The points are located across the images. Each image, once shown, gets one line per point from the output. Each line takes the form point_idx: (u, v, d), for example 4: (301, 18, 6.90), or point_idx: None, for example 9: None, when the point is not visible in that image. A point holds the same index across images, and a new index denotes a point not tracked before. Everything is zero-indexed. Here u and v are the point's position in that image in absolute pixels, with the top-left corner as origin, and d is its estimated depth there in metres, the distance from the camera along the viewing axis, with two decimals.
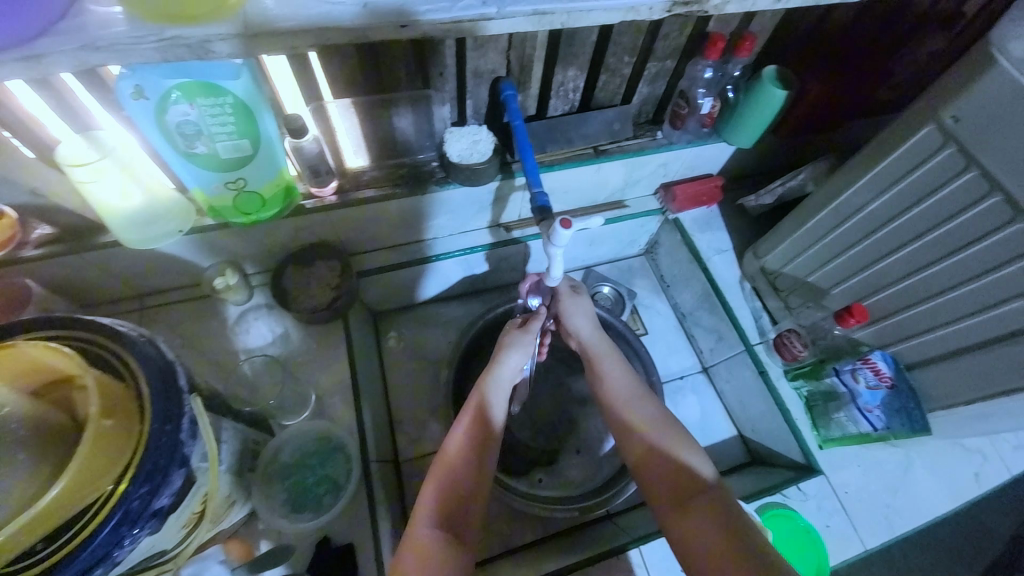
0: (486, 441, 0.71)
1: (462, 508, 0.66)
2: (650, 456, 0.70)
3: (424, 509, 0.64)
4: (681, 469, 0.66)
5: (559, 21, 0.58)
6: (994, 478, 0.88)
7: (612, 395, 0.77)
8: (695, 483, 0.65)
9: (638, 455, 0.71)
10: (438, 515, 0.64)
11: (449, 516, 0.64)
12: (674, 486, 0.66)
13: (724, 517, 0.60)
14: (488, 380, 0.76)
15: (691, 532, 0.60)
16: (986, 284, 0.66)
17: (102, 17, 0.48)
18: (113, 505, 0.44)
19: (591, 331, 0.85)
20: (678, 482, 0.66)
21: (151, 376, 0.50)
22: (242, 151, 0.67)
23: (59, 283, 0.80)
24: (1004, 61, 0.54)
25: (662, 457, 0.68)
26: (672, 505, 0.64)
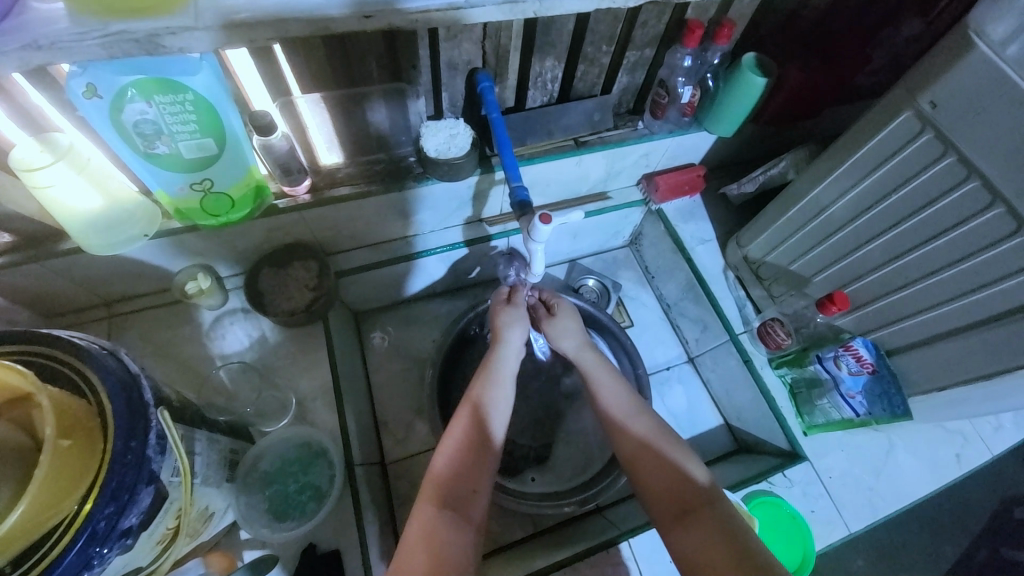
0: (488, 422, 0.70)
1: (466, 487, 0.64)
2: (648, 461, 0.66)
3: (425, 492, 0.63)
4: (681, 476, 0.63)
5: (531, 9, 0.56)
6: (974, 460, 0.90)
7: (602, 393, 0.76)
8: (696, 491, 0.61)
9: (635, 461, 0.68)
10: (438, 495, 0.62)
11: (451, 496, 0.62)
12: (673, 493, 0.62)
13: (727, 527, 0.57)
14: (485, 368, 0.77)
15: (693, 543, 0.57)
16: (965, 269, 0.66)
17: (45, 14, 0.45)
18: (78, 527, 0.42)
19: (578, 345, 0.82)
20: (677, 491, 0.62)
21: (112, 391, 0.47)
22: (206, 150, 0.64)
23: (20, 293, 0.77)
24: (982, 44, 0.53)
25: (660, 463, 0.65)
26: (670, 513, 0.61)
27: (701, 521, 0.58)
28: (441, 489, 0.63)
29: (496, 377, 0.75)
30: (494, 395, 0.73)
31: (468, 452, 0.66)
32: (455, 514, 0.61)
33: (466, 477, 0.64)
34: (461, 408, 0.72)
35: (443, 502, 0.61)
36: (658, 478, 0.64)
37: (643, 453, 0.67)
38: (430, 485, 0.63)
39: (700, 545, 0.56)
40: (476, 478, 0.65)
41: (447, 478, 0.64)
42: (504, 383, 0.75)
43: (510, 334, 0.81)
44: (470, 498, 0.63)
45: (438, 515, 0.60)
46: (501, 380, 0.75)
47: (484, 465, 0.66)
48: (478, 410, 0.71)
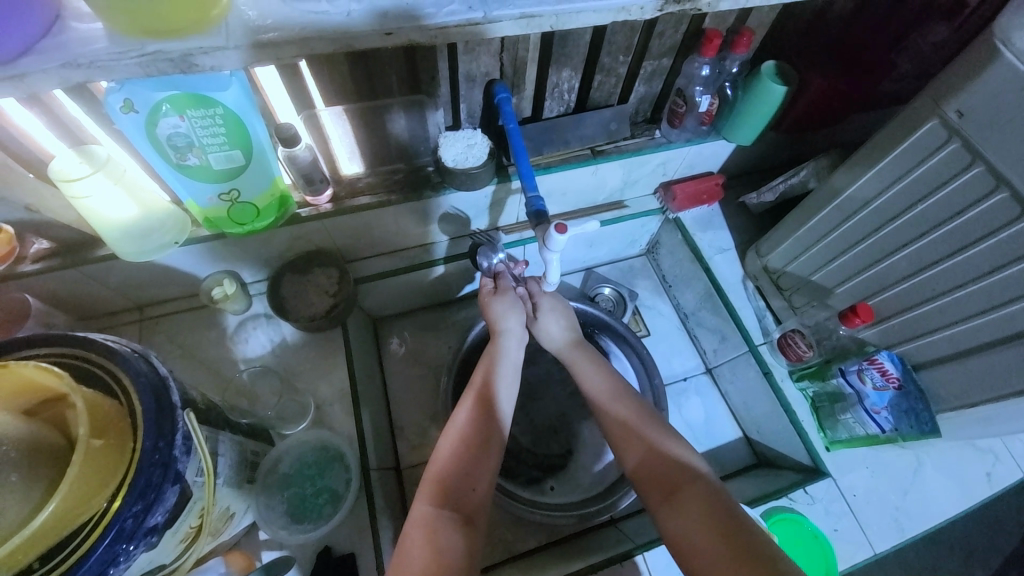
0: (495, 416, 0.71)
1: (465, 487, 0.64)
2: (635, 443, 0.68)
3: (424, 489, 0.63)
4: (667, 457, 0.65)
5: (547, 23, 0.57)
6: (1007, 478, 0.86)
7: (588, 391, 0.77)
8: (682, 471, 0.63)
9: (623, 443, 0.70)
10: (437, 494, 0.63)
11: (449, 494, 0.63)
12: (659, 478, 0.64)
13: (713, 503, 0.58)
14: (491, 361, 0.78)
15: (682, 522, 0.58)
16: (996, 283, 0.64)
17: (83, 34, 0.48)
18: (106, 524, 0.44)
19: (564, 338, 0.84)
20: (664, 470, 0.64)
21: (142, 393, 0.49)
22: (234, 162, 0.67)
23: (58, 297, 0.81)
24: (1008, 53, 0.52)
25: (648, 449, 0.67)
26: (659, 497, 0.62)
27: (688, 499, 0.60)
28: (440, 489, 0.63)
29: (495, 377, 0.75)
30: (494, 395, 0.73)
31: (467, 451, 0.67)
32: (455, 514, 0.61)
33: (466, 476, 0.65)
34: (460, 406, 0.72)
35: (441, 501, 0.62)
36: (646, 460, 0.66)
37: (630, 435, 0.69)
38: (428, 483, 0.64)
39: (689, 523, 0.57)
40: (475, 477, 0.65)
41: (446, 477, 0.64)
42: (503, 383, 0.75)
43: (508, 326, 0.81)
44: (469, 496, 0.63)
45: (437, 514, 0.61)
46: (500, 379, 0.75)
47: (483, 463, 0.66)
48: (477, 410, 0.71)
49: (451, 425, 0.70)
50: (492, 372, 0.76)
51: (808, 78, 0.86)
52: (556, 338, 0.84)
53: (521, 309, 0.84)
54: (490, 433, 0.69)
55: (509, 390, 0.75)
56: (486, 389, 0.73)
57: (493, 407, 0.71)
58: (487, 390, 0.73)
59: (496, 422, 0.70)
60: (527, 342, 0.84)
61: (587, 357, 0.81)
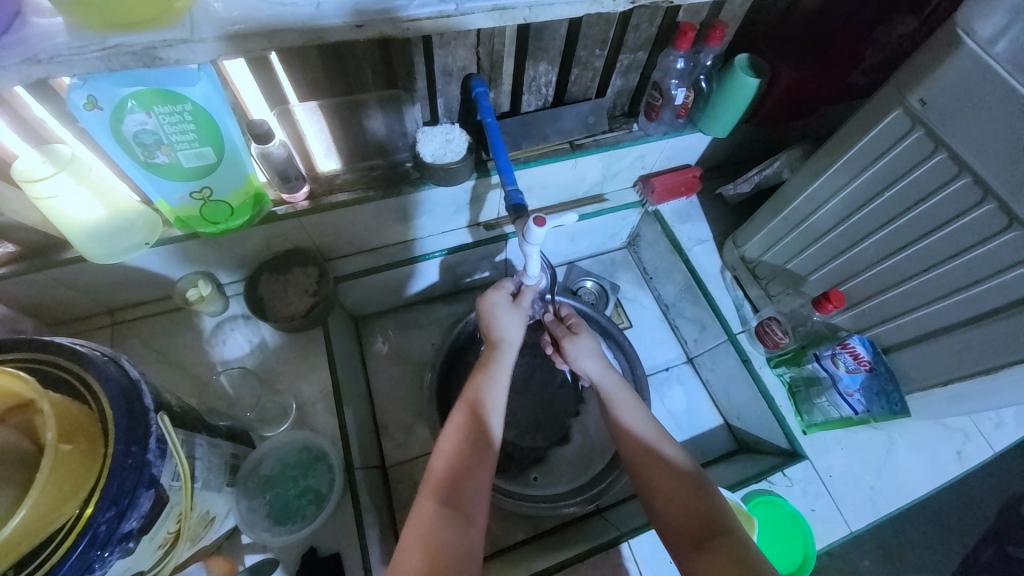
0: (487, 416, 0.71)
1: (465, 486, 0.64)
2: (662, 476, 0.66)
3: (426, 491, 0.63)
4: (695, 498, 0.63)
5: (521, 16, 0.56)
6: (976, 456, 0.90)
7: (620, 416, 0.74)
8: (711, 516, 0.60)
9: (648, 474, 0.67)
10: (439, 493, 0.62)
11: (447, 495, 0.62)
12: (691, 520, 0.61)
13: (745, 555, 0.55)
14: (486, 361, 0.78)
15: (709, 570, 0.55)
16: (959, 266, 0.66)
17: (44, 29, 0.46)
18: (79, 531, 0.43)
19: (602, 371, 0.81)
20: (693, 512, 0.61)
21: (114, 397, 0.48)
22: (206, 159, 0.66)
23: (24, 302, 0.78)
24: (970, 42, 0.54)
25: (681, 485, 0.64)
26: (689, 542, 0.59)
27: (719, 550, 0.56)
28: (442, 488, 0.63)
29: (491, 380, 0.75)
30: (485, 399, 0.72)
31: (467, 452, 0.66)
32: (455, 513, 0.61)
33: (463, 478, 0.64)
34: (456, 411, 0.72)
35: (443, 500, 0.61)
36: (672, 497, 0.63)
37: (659, 467, 0.66)
38: (431, 485, 0.63)
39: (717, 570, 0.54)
40: (474, 477, 0.65)
41: (447, 478, 0.64)
42: (500, 385, 0.75)
43: (509, 334, 0.81)
44: (469, 497, 0.63)
45: (439, 513, 0.60)
46: (495, 382, 0.75)
47: (482, 465, 0.66)
48: (473, 411, 0.71)
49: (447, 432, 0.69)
50: (489, 373, 0.76)
51: (780, 71, 0.88)
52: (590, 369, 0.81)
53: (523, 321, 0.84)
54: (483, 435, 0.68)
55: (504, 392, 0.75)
56: (483, 388, 0.73)
57: (490, 409, 0.72)
58: (483, 391, 0.73)
59: (491, 424, 0.70)
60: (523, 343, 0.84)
61: (623, 394, 0.77)
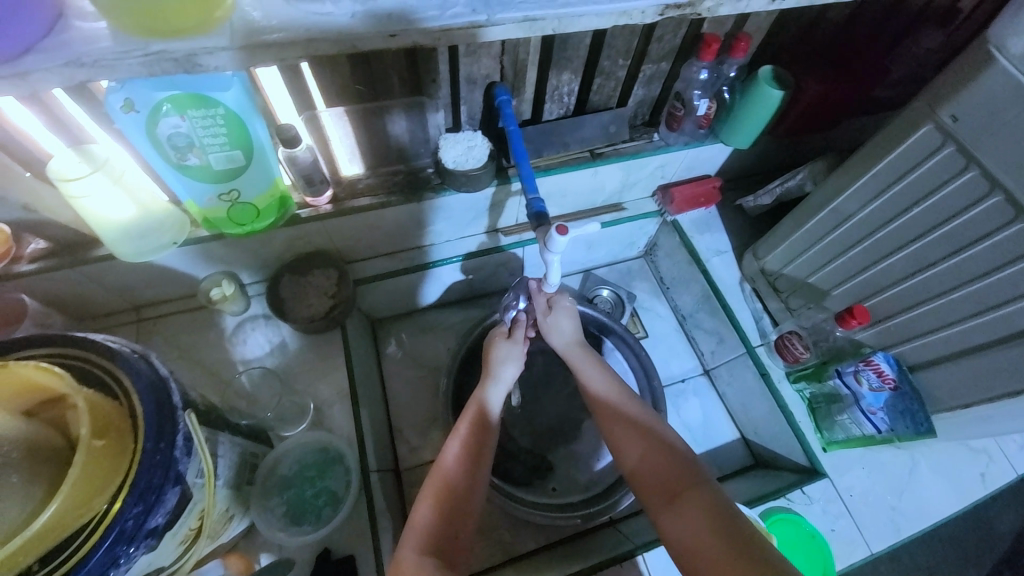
0: (480, 461, 0.71)
1: (449, 535, 0.64)
2: (636, 447, 0.68)
3: (410, 537, 0.63)
4: (664, 454, 0.65)
5: (550, 27, 0.56)
6: (1001, 478, 0.87)
7: (593, 391, 0.77)
8: (682, 471, 0.63)
9: (622, 446, 0.70)
10: (424, 540, 0.62)
11: (436, 543, 0.63)
12: (660, 478, 0.64)
13: (711, 505, 0.58)
14: (479, 395, 0.77)
15: (682, 524, 0.58)
16: (989, 285, 0.65)
17: (87, 32, 0.47)
18: (107, 525, 0.43)
19: (569, 340, 0.84)
20: (662, 470, 0.64)
21: (143, 394, 0.49)
22: (235, 162, 0.67)
23: (56, 298, 0.80)
24: (1003, 59, 0.53)
25: (651, 447, 0.67)
26: (660, 499, 0.62)
27: (687, 499, 0.59)
28: (428, 537, 0.63)
29: (484, 423, 0.74)
30: (482, 443, 0.72)
31: (456, 497, 0.67)
32: (437, 560, 0.61)
33: (452, 526, 0.65)
34: (446, 450, 0.71)
35: (427, 549, 0.61)
36: (646, 462, 0.66)
37: (629, 434, 0.70)
38: (417, 529, 0.63)
39: (690, 527, 0.57)
40: (459, 523, 0.66)
41: (434, 529, 0.64)
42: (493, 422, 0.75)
43: (501, 374, 0.79)
44: (453, 543, 0.64)
45: (421, 562, 0.60)
46: (489, 422, 0.75)
47: (468, 510, 0.67)
48: (466, 451, 0.71)
49: (438, 470, 0.68)
50: (484, 414, 0.75)
51: (805, 83, 0.87)
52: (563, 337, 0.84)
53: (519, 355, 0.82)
54: (473, 482, 0.69)
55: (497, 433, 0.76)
56: (478, 428, 0.73)
57: (481, 458, 0.71)
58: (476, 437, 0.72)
59: (479, 471, 0.70)
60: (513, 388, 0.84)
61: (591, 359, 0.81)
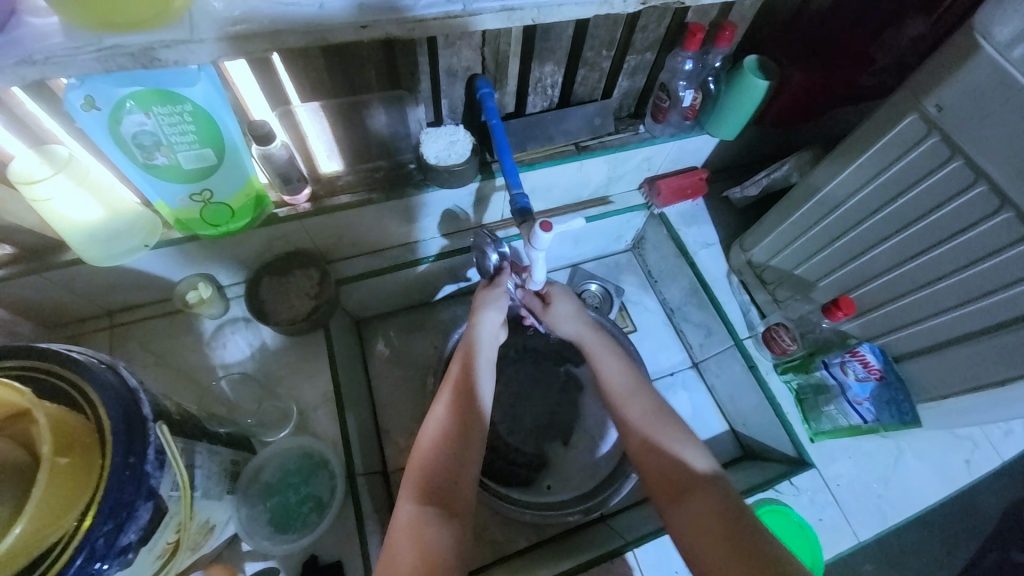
0: (470, 403, 0.70)
1: (445, 481, 0.64)
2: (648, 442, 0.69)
3: (408, 488, 0.64)
4: (675, 456, 0.66)
5: (529, 17, 0.55)
6: (985, 464, 0.89)
7: (607, 379, 0.78)
8: (694, 474, 0.64)
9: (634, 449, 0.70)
10: (421, 490, 0.63)
11: (434, 491, 0.63)
12: (671, 476, 0.65)
13: (723, 507, 0.60)
14: (467, 342, 0.77)
15: (692, 521, 0.60)
16: (973, 276, 0.65)
17: (39, 29, 0.45)
18: (76, 545, 0.42)
19: (579, 325, 0.84)
20: (674, 471, 0.65)
21: (111, 405, 0.47)
22: (206, 161, 0.64)
23: (23, 305, 0.77)
24: (988, 47, 0.53)
25: (662, 446, 0.68)
26: (671, 496, 0.64)
27: (699, 500, 0.61)
28: (423, 486, 0.63)
29: (470, 371, 0.73)
30: (468, 390, 0.71)
31: (448, 446, 0.66)
32: (438, 510, 0.62)
33: (448, 471, 0.65)
34: (434, 409, 0.70)
35: (425, 498, 0.62)
36: (656, 465, 0.67)
37: (643, 430, 0.70)
38: (413, 480, 0.64)
39: (702, 529, 0.58)
40: (457, 470, 0.65)
41: (428, 476, 0.64)
42: (482, 361, 0.75)
43: (485, 317, 0.79)
44: (454, 489, 0.64)
45: (418, 511, 0.61)
46: (480, 365, 0.74)
47: (469, 454, 0.67)
48: (453, 402, 0.70)
49: (429, 423, 0.69)
50: (472, 361, 0.74)
51: (791, 72, 0.86)
52: (572, 325, 0.84)
53: (504, 299, 0.81)
54: (468, 428, 0.68)
55: (490, 374, 0.75)
56: (466, 378, 0.73)
57: (470, 402, 0.70)
58: (464, 388, 0.71)
59: (472, 416, 0.69)
60: (504, 336, 0.82)
61: (603, 344, 0.82)
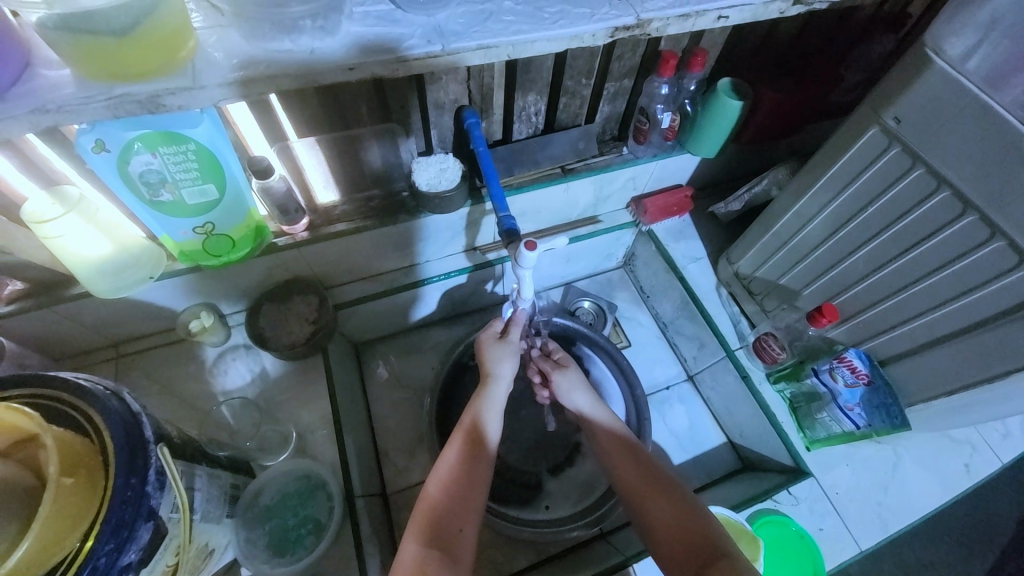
0: (482, 449, 0.70)
1: (452, 525, 0.63)
2: (660, 509, 0.64)
3: (412, 531, 0.62)
4: (688, 523, 0.61)
5: (505, 53, 0.58)
6: (985, 468, 0.88)
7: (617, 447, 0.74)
8: (710, 543, 0.58)
9: (648, 510, 0.65)
10: (425, 531, 0.61)
11: (440, 534, 0.62)
12: (686, 546, 0.59)
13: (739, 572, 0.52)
14: (484, 387, 0.79)
15: None
16: (947, 277, 0.67)
17: (53, 80, 0.49)
18: (79, 564, 0.43)
19: (591, 406, 0.81)
20: (690, 542, 0.59)
21: (115, 429, 0.49)
22: (207, 196, 0.68)
23: (33, 338, 0.80)
24: (940, 61, 0.57)
25: (675, 512, 0.63)
26: (686, 568, 0.57)
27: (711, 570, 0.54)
28: (429, 528, 0.62)
29: (485, 416, 0.75)
30: (482, 435, 0.72)
31: (458, 487, 0.66)
32: (440, 551, 0.60)
33: (456, 514, 0.64)
34: (447, 449, 0.70)
35: (429, 540, 0.60)
36: (672, 528, 0.62)
37: (655, 495, 0.66)
38: (418, 523, 0.62)
39: None
40: (464, 515, 0.64)
41: (437, 516, 0.63)
42: (491, 412, 0.76)
43: (502, 370, 0.80)
44: (458, 536, 0.62)
45: (422, 552, 0.59)
46: (490, 411, 0.76)
47: (473, 500, 0.66)
48: (466, 444, 0.70)
49: (440, 465, 0.69)
50: (480, 413, 0.75)
51: (763, 92, 0.90)
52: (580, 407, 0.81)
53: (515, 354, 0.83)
54: (478, 471, 0.68)
55: (500, 421, 0.76)
56: (475, 426, 0.73)
57: (483, 448, 0.71)
58: (476, 431, 0.72)
59: (483, 461, 0.69)
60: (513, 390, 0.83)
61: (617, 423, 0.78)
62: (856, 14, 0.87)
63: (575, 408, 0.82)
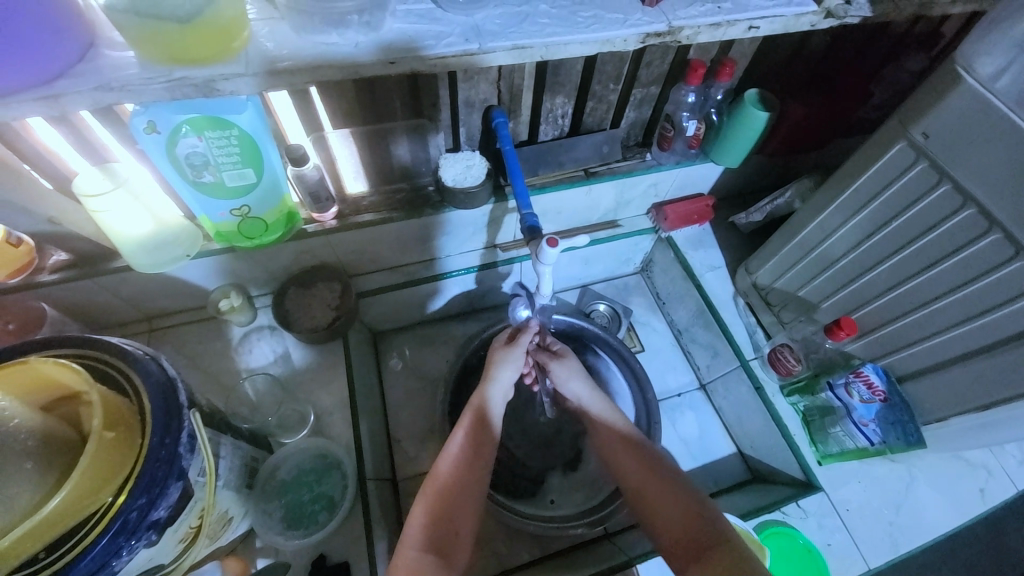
0: (480, 456, 0.72)
1: (447, 531, 0.66)
2: (662, 502, 0.67)
3: (410, 536, 0.64)
4: (688, 512, 0.64)
5: (538, 54, 0.60)
6: (1000, 493, 0.86)
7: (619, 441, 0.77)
8: (710, 532, 0.61)
9: (649, 503, 0.68)
10: (425, 539, 0.64)
11: (437, 540, 0.64)
12: (688, 535, 0.62)
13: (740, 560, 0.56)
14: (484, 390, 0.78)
15: None
16: (972, 293, 0.66)
17: (116, 61, 0.52)
18: (111, 517, 0.46)
19: (588, 393, 0.83)
20: (691, 530, 0.63)
21: (152, 393, 0.52)
22: (246, 179, 0.71)
23: (74, 307, 0.84)
24: (971, 78, 0.57)
25: (674, 502, 0.66)
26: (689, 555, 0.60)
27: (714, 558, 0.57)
28: (428, 535, 0.64)
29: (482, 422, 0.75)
30: (480, 441, 0.73)
31: (456, 495, 0.68)
32: (436, 557, 0.63)
33: (450, 521, 0.66)
34: (446, 454, 0.71)
35: (427, 546, 0.63)
36: (674, 520, 0.65)
37: (655, 488, 0.69)
38: (416, 529, 0.64)
39: None
40: (459, 521, 0.67)
41: (434, 522, 0.65)
42: (496, 412, 0.78)
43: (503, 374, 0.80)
44: (453, 541, 0.66)
45: (420, 559, 0.61)
46: (490, 415, 0.76)
47: (467, 506, 0.68)
48: (466, 450, 0.71)
49: (438, 469, 0.70)
50: (480, 418, 0.75)
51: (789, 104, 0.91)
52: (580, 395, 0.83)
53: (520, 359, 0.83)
54: (476, 478, 0.70)
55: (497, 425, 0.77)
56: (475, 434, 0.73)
57: (481, 453, 0.72)
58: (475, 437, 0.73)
59: (481, 467, 0.71)
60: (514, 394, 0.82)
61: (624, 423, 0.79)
62: (888, 31, 0.87)
63: (574, 396, 0.85)
